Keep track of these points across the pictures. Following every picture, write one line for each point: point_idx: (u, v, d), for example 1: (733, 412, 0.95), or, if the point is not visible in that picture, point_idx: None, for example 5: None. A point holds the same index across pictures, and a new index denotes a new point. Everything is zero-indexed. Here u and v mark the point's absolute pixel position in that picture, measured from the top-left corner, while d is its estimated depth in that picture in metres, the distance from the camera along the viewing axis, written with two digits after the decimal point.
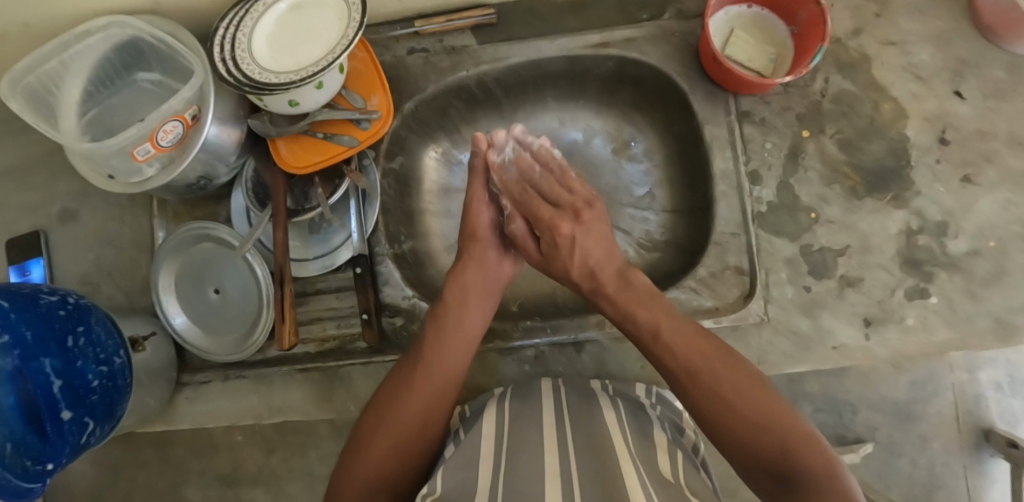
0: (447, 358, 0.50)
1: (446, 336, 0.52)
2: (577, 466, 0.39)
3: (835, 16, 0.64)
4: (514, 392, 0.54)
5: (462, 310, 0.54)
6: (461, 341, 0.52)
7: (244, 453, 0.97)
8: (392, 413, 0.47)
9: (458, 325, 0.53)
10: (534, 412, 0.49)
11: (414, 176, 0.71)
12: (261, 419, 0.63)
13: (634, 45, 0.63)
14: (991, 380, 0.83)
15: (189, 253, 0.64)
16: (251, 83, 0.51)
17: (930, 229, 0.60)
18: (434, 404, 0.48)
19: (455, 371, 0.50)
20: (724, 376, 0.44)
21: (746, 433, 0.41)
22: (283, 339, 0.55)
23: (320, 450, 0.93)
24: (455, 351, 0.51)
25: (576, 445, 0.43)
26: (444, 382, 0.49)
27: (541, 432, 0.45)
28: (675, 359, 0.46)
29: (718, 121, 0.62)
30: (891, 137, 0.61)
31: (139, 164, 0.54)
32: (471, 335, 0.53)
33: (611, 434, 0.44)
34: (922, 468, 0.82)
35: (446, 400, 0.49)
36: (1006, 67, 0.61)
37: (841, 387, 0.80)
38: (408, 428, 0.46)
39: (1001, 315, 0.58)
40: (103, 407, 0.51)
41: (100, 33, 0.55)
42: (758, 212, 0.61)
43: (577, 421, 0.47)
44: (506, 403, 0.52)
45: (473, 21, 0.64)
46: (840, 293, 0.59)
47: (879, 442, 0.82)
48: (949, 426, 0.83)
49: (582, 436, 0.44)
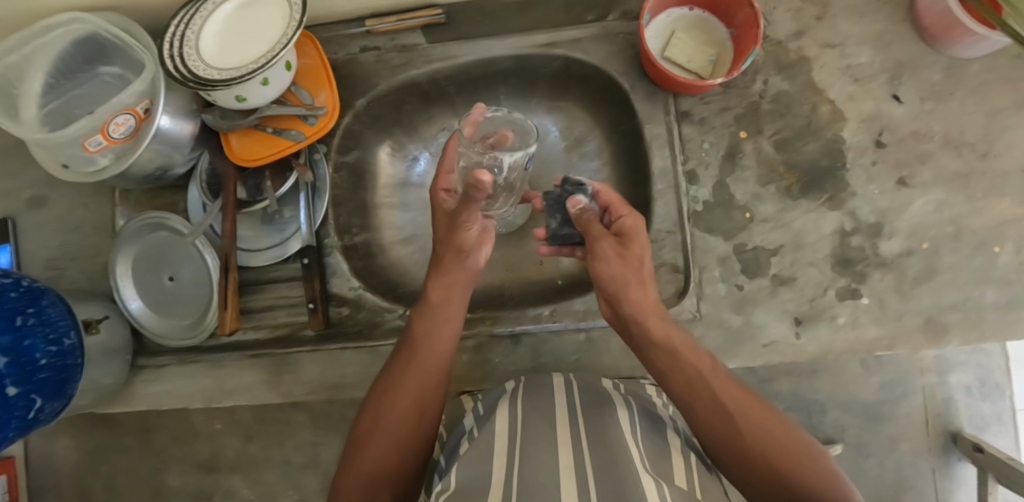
0: (434, 355, 0.52)
1: (430, 335, 0.53)
2: (592, 460, 0.41)
3: (777, 19, 0.65)
4: (525, 387, 0.54)
5: (446, 306, 0.54)
6: (445, 336, 0.53)
7: (224, 441, 1.01)
8: (385, 412, 0.49)
9: (442, 320, 0.54)
10: (547, 406, 0.51)
11: (370, 170, 0.73)
12: (213, 400, 0.65)
13: (579, 45, 0.65)
14: (961, 384, 0.91)
15: (146, 240, 0.67)
16: (196, 79, 0.53)
17: (863, 230, 0.61)
18: (421, 399, 0.50)
19: (439, 366, 0.52)
20: (746, 411, 0.45)
21: (761, 460, 0.42)
22: (226, 324, 0.58)
23: (297, 439, 0.99)
24: (438, 350, 0.52)
25: (590, 440, 0.45)
26: (428, 377, 0.51)
27: (553, 428, 0.47)
28: (705, 392, 0.46)
29: (658, 120, 0.63)
30: (827, 137, 0.63)
31: (92, 154, 0.56)
32: (453, 329, 0.54)
33: (627, 443, 0.44)
34: (889, 469, 0.90)
35: (434, 393, 0.51)
36: (943, 70, 0.62)
37: (809, 387, 0.90)
38: (401, 426, 0.49)
39: (931, 315, 0.59)
40: (53, 384, 0.54)
41: (60, 29, 0.58)
42: (694, 211, 0.62)
43: (590, 421, 0.48)
44: (517, 398, 0.52)
45: (423, 21, 0.66)
46: (772, 291, 0.60)
47: (848, 443, 0.91)
48: (919, 429, 0.91)
49: (596, 426, 0.47)
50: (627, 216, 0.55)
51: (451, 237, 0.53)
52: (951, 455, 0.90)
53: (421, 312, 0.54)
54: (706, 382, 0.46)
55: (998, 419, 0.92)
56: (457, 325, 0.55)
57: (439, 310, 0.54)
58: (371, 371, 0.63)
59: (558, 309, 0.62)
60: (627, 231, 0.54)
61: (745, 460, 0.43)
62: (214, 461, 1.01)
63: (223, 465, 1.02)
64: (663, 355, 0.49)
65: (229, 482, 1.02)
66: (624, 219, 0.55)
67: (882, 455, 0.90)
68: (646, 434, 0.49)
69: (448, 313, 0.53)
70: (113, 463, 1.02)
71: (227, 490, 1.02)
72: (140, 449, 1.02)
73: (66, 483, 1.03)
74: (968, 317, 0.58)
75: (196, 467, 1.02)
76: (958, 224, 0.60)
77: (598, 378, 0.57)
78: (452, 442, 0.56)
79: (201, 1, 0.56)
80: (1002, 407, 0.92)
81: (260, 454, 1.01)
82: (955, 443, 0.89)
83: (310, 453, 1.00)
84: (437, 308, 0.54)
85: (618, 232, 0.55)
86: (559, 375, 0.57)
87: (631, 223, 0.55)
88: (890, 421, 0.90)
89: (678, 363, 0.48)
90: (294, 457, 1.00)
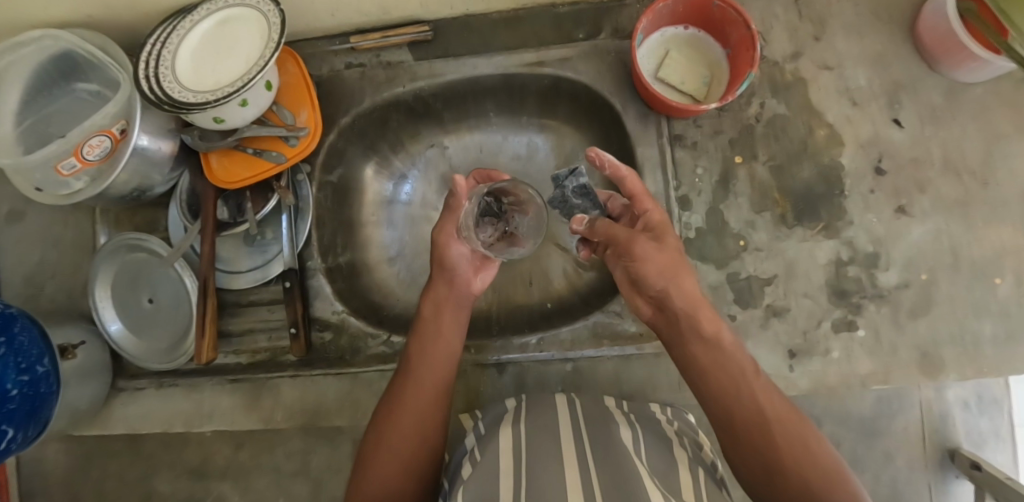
0: (430, 372, 0.49)
1: (424, 351, 0.50)
2: (598, 480, 0.42)
3: (773, 38, 0.63)
4: (525, 407, 0.55)
5: (439, 323, 0.51)
6: (441, 352, 0.50)
7: (214, 447, 0.97)
8: (388, 431, 0.46)
9: (435, 336, 0.51)
10: (549, 425, 0.51)
11: (355, 187, 0.71)
12: (191, 424, 0.64)
13: (569, 63, 0.63)
14: (959, 399, 0.90)
15: (125, 260, 0.65)
16: (170, 101, 0.51)
17: (860, 260, 0.59)
18: (423, 417, 0.47)
19: (439, 384, 0.49)
20: (784, 428, 0.42)
21: (795, 472, 0.41)
22: (202, 354, 0.58)
23: (288, 447, 0.95)
24: (435, 368, 0.49)
25: (595, 459, 0.45)
26: (425, 395, 0.48)
27: (559, 448, 0.47)
28: (746, 406, 0.43)
29: (649, 142, 0.62)
30: (823, 162, 0.61)
31: (65, 177, 0.55)
32: (450, 346, 0.51)
33: (637, 464, 0.44)
34: (885, 485, 0.88)
35: (435, 411, 0.48)
36: (944, 94, 0.60)
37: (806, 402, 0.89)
38: (405, 446, 0.46)
39: (927, 348, 0.57)
40: (22, 414, 0.52)
41: (34, 45, 0.56)
42: (686, 238, 0.61)
43: (597, 445, 0.48)
44: (521, 418, 0.53)
45: (409, 38, 0.64)
46: (764, 322, 0.59)
47: (843, 457, 0.90)
48: (915, 444, 0.89)
49: (603, 450, 0.47)
50: (653, 210, 0.51)
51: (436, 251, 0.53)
52: (948, 471, 0.89)
53: (415, 330, 0.52)
54: (750, 392, 0.44)
55: (996, 435, 0.89)
56: (453, 340, 0.51)
57: (431, 326, 0.51)
58: (351, 397, 0.61)
59: (546, 338, 0.60)
60: (655, 226, 0.50)
61: (779, 471, 0.41)
62: (205, 467, 0.97)
63: (213, 472, 0.97)
64: (703, 357, 0.45)
65: (219, 488, 0.97)
66: (649, 214, 0.51)
67: (878, 470, 0.89)
68: (652, 450, 0.49)
69: (441, 327, 0.50)
70: (101, 469, 0.98)
71: (218, 496, 0.97)
72: (130, 454, 0.98)
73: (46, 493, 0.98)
74: (965, 350, 0.57)
75: (187, 473, 0.97)
76: (957, 254, 0.58)
77: (602, 398, 0.57)
78: (454, 463, 0.55)
79: (178, 19, 0.54)
80: (1000, 423, 0.89)
81: (250, 460, 0.97)
82: (953, 459, 0.87)
83: (301, 462, 0.95)
84: (430, 323, 0.51)
85: (648, 227, 0.50)
86: (560, 394, 0.57)
87: (659, 218, 0.51)
88: (885, 436, 0.89)
89: (722, 369, 0.44)
90: (285, 464, 0.96)
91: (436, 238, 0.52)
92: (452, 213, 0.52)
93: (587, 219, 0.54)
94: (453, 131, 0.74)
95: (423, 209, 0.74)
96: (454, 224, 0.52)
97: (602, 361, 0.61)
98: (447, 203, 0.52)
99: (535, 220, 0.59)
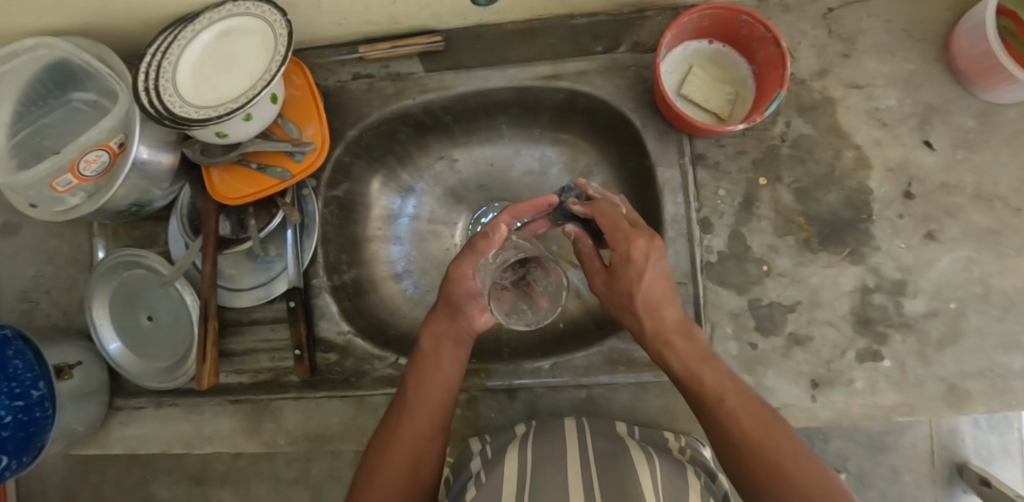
0: (426, 408, 0.46)
1: (422, 387, 0.47)
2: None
3: (800, 55, 0.61)
4: (535, 431, 0.53)
5: (438, 356, 0.49)
6: (438, 388, 0.48)
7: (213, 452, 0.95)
8: (380, 465, 0.44)
9: (433, 371, 0.48)
10: (558, 450, 0.49)
11: (362, 202, 0.68)
12: (191, 446, 0.62)
13: (586, 77, 0.61)
14: (969, 416, 0.87)
15: (124, 277, 0.64)
16: (170, 116, 0.48)
17: (886, 287, 0.57)
18: (419, 454, 0.45)
19: (434, 418, 0.46)
20: (763, 445, 0.39)
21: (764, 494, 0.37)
22: (203, 379, 0.56)
23: (289, 455, 0.93)
24: (430, 403, 0.47)
25: (600, 483, 0.43)
26: (422, 431, 0.45)
27: (564, 473, 0.45)
28: (727, 427, 0.40)
29: (669, 162, 0.59)
30: (850, 186, 0.58)
31: (61, 193, 0.52)
32: (449, 381, 0.48)
33: (644, 487, 0.42)
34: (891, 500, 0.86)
35: (431, 446, 0.46)
36: (977, 117, 0.58)
37: None
38: (397, 481, 0.43)
39: (954, 381, 0.55)
40: (15, 441, 0.51)
41: (27, 55, 0.53)
42: (707, 261, 0.59)
43: (602, 471, 0.45)
44: (529, 443, 0.51)
45: (419, 48, 0.62)
46: (786, 351, 0.57)
47: (850, 472, 0.88)
48: (924, 460, 0.87)
49: (610, 480, 0.44)
50: (614, 248, 0.46)
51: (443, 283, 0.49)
52: (956, 487, 0.86)
53: (414, 362, 0.50)
54: (733, 413, 0.41)
55: (1005, 452, 0.86)
56: (452, 374, 0.49)
57: (430, 360, 0.49)
58: (356, 422, 0.59)
59: (559, 363, 0.59)
60: (618, 267, 0.46)
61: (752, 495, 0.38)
62: (203, 472, 0.94)
63: (212, 478, 0.94)
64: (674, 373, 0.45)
65: (218, 495, 0.94)
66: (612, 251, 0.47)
67: (886, 486, 0.87)
68: (667, 474, 0.46)
69: (441, 360, 0.48)
70: (96, 473, 0.95)
71: None
72: (127, 458, 0.95)
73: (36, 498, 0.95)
74: (992, 384, 0.54)
75: (184, 480, 0.94)
76: (987, 283, 0.56)
77: (613, 421, 0.55)
78: (458, 486, 0.53)
79: (179, 27, 0.51)
80: (1010, 440, 0.86)
81: (249, 467, 0.94)
82: (961, 474, 0.85)
83: (300, 469, 0.92)
84: (429, 357, 0.49)
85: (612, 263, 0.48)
86: (570, 418, 0.55)
87: (622, 256, 0.46)
88: (893, 451, 0.87)
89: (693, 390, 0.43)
90: (284, 472, 0.93)
91: (452, 273, 0.47)
92: (474, 255, 0.46)
93: (575, 233, 0.51)
94: (463, 144, 0.71)
95: (430, 224, 0.73)
96: (473, 267, 0.47)
97: (618, 389, 0.59)
98: (475, 242, 0.47)
99: (556, 284, 0.47)
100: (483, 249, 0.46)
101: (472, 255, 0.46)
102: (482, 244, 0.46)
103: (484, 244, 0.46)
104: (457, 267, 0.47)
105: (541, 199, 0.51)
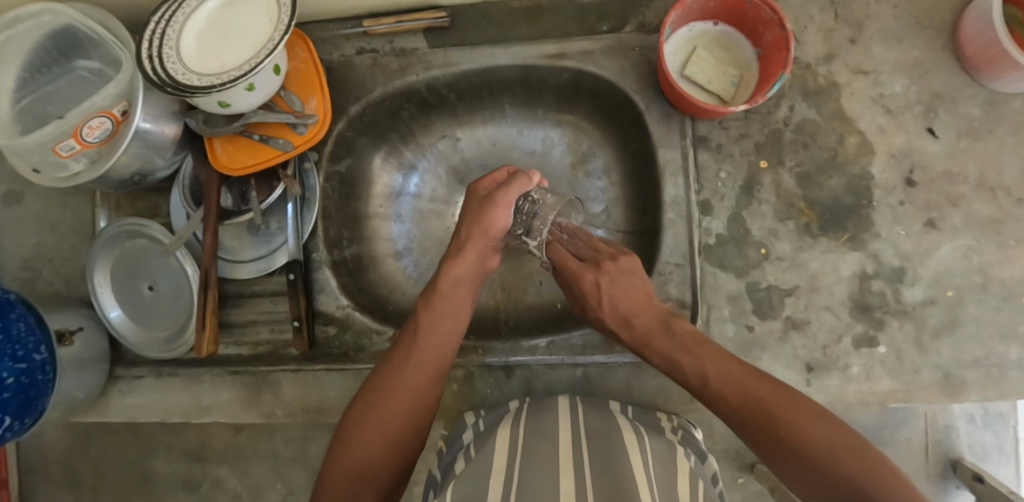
0: (434, 348, 0.47)
1: (432, 326, 0.48)
2: (591, 479, 0.40)
3: (807, 39, 0.60)
4: (530, 410, 0.53)
5: (452, 299, 0.49)
6: (447, 330, 0.48)
7: (212, 429, 0.95)
8: (378, 407, 0.44)
9: (445, 314, 0.48)
10: (551, 429, 0.49)
11: (364, 179, 0.68)
12: (190, 416, 0.62)
13: (590, 57, 0.60)
14: (964, 412, 0.87)
15: (127, 247, 0.64)
16: (173, 83, 0.48)
17: (885, 274, 0.57)
18: (422, 395, 0.46)
19: (438, 364, 0.47)
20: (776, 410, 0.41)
21: (822, 493, 0.38)
22: (203, 347, 0.56)
23: (286, 433, 0.92)
24: (438, 345, 0.47)
25: (592, 462, 0.43)
26: (428, 372, 0.46)
27: (556, 450, 0.45)
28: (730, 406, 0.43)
29: (672, 144, 0.59)
30: (852, 172, 0.58)
31: (63, 158, 0.52)
32: (457, 325, 0.49)
33: (632, 461, 0.42)
34: None
35: (433, 389, 0.47)
36: (983, 105, 0.57)
37: None
38: (395, 420, 0.44)
39: (949, 369, 0.55)
40: (18, 403, 0.51)
41: (32, 21, 0.53)
42: (706, 244, 0.59)
43: (594, 446, 0.45)
44: (521, 420, 0.52)
45: (423, 24, 0.62)
46: (783, 336, 0.57)
47: None
48: (918, 455, 0.87)
49: (602, 457, 0.43)
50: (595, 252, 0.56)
51: (481, 217, 0.50)
52: (949, 483, 0.86)
53: (425, 300, 0.49)
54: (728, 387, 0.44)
55: (998, 449, 0.87)
56: (459, 322, 0.50)
57: (444, 301, 0.49)
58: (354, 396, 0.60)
59: (556, 342, 0.59)
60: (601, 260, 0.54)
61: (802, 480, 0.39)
62: (203, 448, 0.95)
63: (210, 455, 0.95)
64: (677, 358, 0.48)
65: (217, 472, 0.95)
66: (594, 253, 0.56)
67: None
68: (660, 454, 0.46)
69: (454, 302, 0.49)
70: (95, 448, 0.96)
71: (214, 480, 0.95)
72: (128, 433, 0.96)
73: (37, 469, 0.96)
74: (988, 373, 0.55)
75: (183, 455, 0.95)
76: (987, 273, 0.56)
77: (606, 400, 0.55)
78: (449, 456, 0.53)
79: None
80: (1004, 438, 0.87)
81: (248, 445, 0.94)
82: (954, 470, 0.85)
83: (299, 447, 0.93)
84: (444, 298, 0.49)
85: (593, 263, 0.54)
86: (565, 396, 0.55)
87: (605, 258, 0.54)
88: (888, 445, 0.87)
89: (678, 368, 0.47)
90: (283, 450, 0.93)
91: (496, 198, 0.50)
92: (524, 182, 0.50)
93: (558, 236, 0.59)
94: (466, 123, 0.72)
95: (432, 203, 0.73)
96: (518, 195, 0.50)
97: (614, 369, 0.60)
98: (520, 176, 0.51)
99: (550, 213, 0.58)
100: (525, 179, 0.50)
101: (522, 181, 0.50)
102: (525, 179, 0.51)
103: (526, 177, 0.51)
104: (508, 191, 0.50)
105: (528, 176, 0.51)
